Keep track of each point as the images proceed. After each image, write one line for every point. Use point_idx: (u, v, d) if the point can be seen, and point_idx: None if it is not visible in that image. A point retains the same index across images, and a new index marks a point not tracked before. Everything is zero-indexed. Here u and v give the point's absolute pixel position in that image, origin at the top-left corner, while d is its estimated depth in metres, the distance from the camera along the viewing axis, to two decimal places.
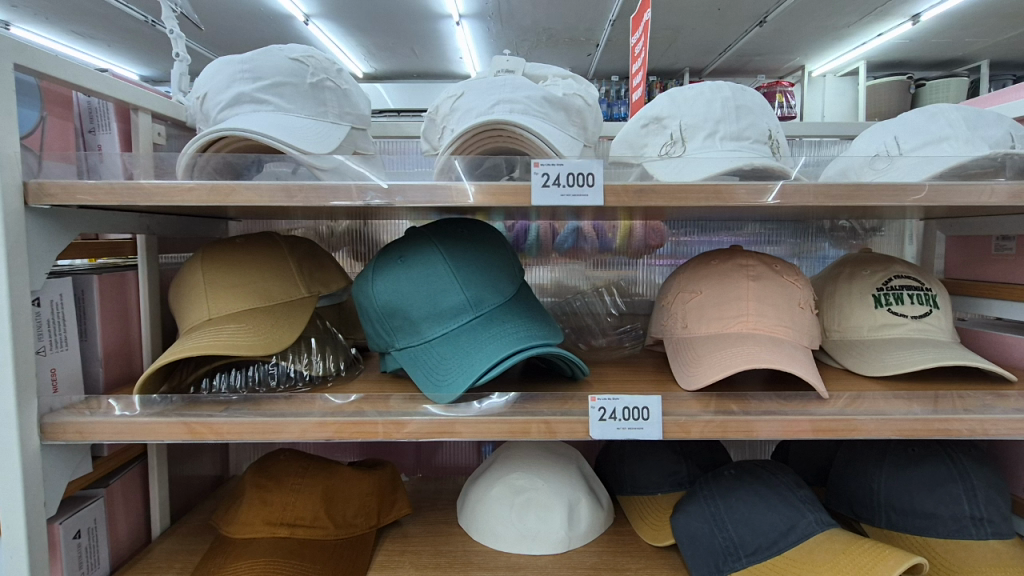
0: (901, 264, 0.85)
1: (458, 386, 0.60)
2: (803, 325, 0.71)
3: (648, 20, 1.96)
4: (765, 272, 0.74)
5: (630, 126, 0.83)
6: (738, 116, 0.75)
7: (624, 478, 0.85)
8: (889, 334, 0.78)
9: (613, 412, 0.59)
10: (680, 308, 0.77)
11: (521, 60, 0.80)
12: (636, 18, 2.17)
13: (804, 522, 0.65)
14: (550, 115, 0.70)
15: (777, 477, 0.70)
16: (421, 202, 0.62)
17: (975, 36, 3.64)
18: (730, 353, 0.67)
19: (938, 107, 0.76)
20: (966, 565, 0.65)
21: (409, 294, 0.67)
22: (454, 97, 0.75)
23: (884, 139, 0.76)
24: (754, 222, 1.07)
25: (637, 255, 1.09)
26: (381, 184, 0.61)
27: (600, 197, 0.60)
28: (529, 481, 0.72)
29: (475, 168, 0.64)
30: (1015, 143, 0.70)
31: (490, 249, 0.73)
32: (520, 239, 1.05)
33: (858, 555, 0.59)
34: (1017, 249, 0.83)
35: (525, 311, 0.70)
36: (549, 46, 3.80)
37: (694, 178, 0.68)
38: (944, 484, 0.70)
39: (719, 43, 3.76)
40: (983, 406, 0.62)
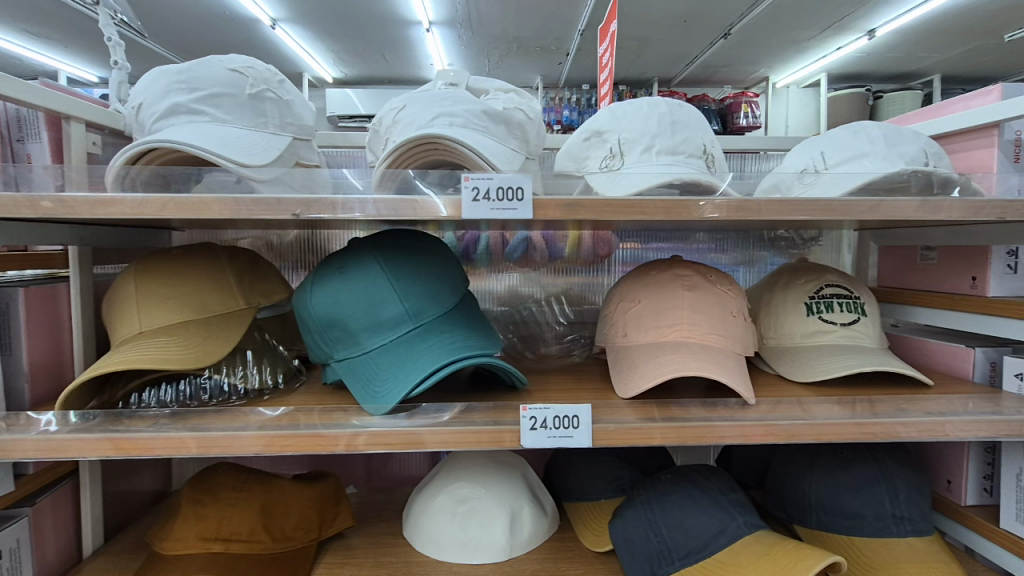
0: (833, 273, 0.88)
1: (394, 396, 0.61)
2: (735, 333, 0.74)
3: (614, 31, 1.97)
4: (700, 282, 0.77)
5: (572, 140, 0.85)
6: (673, 132, 0.78)
7: (570, 486, 0.86)
8: (819, 340, 0.82)
9: (543, 421, 0.60)
10: (621, 317, 0.79)
11: (465, 73, 0.81)
12: (602, 30, 2.20)
13: (733, 525, 0.67)
14: (490, 128, 0.72)
15: (711, 482, 0.73)
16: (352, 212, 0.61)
17: (927, 51, 3.83)
18: (663, 362, 0.69)
19: (862, 123, 0.80)
20: (885, 562, 0.68)
21: (348, 306, 0.67)
22: (396, 109, 0.76)
23: (812, 155, 0.79)
24: (702, 232, 1.10)
25: (587, 262, 1.09)
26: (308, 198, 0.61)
27: (529, 211, 0.61)
28: (472, 491, 0.73)
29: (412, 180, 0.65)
30: (929, 160, 0.73)
31: (431, 261, 0.74)
32: (469, 249, 1.04)
33: (781, 556, 0.61)
34: (939, 259, 0.87)
35: (466, 323, 0.70)
36: (520, 55, 3.83)
37: (626, 192, 0.71)
38: (869, 485, 0.73)
39: (686, 55, 3.85)
40: (897, 410, 0.65)
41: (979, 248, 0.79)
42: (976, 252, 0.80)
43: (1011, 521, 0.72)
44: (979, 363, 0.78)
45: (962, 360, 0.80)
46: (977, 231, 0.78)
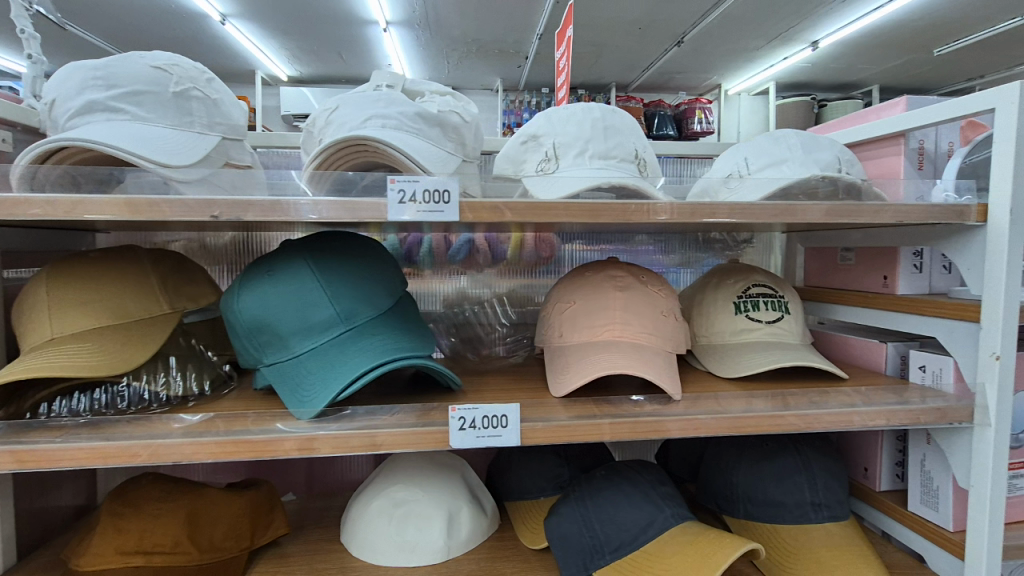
0: (760, 273, 0.93)
1: (324, 399, 0.60)
2: (665, 332, 0.76)
3: (570, 35, 2.00)
4: (632, 283, 0.79)
5: (509, 145, 0.86)
6: (606, 137, 0.80)
7: (510, 486, 0.87)
8: (746, 338, 0.86)
9: (472, 422, 0.60)
10: (557, 317, 0.80)
11: (400, 75, 0.81)
12: (558, 34, 2.23)
13: (662, 517, 0.69)
14: (423, 131, 0.72)
15: (642, 476, 0.75)
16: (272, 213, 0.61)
17: (866, 63, 4.04)
18: (595, 360, 0.71)
19: (783, 131, 0.84)
20: (803, 547, 0.72)
21: (277, 309, 0.66)
22: (329, 109, 0.75)
23: (737, 160, 0.83)
24: (644, 234, 1.13)
25: (530, 265, 1.11)
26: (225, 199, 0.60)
27: (455, 213, 0.62)
28: (409, 493, 0.73)
29: (341, 184, 0.65)
30: (842, 166, 0.77)
31: (365, 263, 0.73)
32: (412, 252, 1.05)
33: (703, 545, 0.64)
34: (856, 260, 0.93)
35: (400, 326, 0.70)
36: (479, 57, 3.84)
37: (557, 196, 0.73)
38: (790, 475, 0.77)
39: (641, 62, 3.95)
40: (811, 403, 0.68)
41: (889, 249, 0.85)
42: (886, 253, 0.86)
43: (918, 503, 0.77)
44: (890, 357, 0.83)
45: (876, 354, 0.85)
46: (887, 233, 0.83)
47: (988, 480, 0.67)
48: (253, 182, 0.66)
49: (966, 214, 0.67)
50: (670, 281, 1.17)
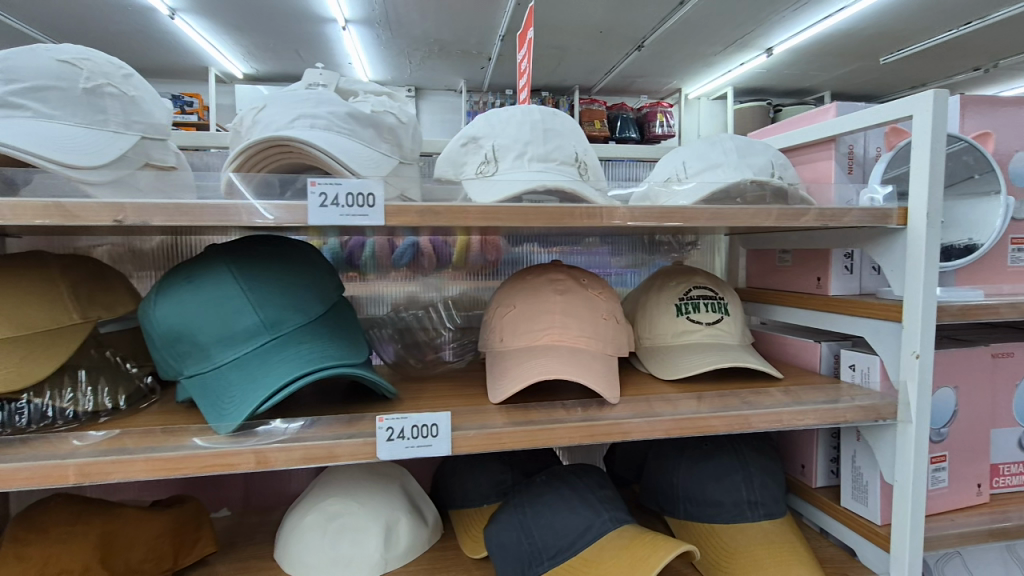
0: (702, 275, 0.94)
1: (246, 412, 0.58)
2: (605, 335, 0.76)
3: (530, 37, 2.02)
4: (572, 286, 0.79)
5: (450, 147, 0.84)
6: (545, 140, 0.79)
7: (454, 494, 0.85)
8: (688, 339, 0.86)
9: (401, 432, 0.59)
10: (498, 322, 0.79)
11: (334, 73, 0.78)
12: (519, 36, 2.24)
13: (600, 521, 0.69)
14: (356, 132, 0.70)
15: (581, 480, 0.74)
16: (184, 217, 0.57)
17: (818, 70, 4.20)
18: (533, 365, 0.70)
19: (721, 135, 0.85)
20: (738, 546, 0.73)
21: (196, 318, 0.63)
22: (256, 109, 0.72)
23: (676, 164, 0.84)
24: (594, 237, 1.13)
25: (476, 269, 1.10)
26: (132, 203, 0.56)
27: (380, 217, 0.60)
28: (344, 505, 0.72)
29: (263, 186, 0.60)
30: (774, 170, 0.79)
31: (294, 269, 0.71)
32: (354, 255, 1.03)
33: (638, 549, 0.64)
34: (793, 262, 0.95)
35: (331, 333, 0.68)
36: (442, 58, 3.81)
37: (493, 199, 0.72)
38: (727, 474, 0.78)
39: (603, 65, 3.99)
40: (744, 404, 0.69)
41: (821, 251, 0.87)
42: (820, 254, 0.88)
43: (849, 499, 0.80)
44: (824, 356, 0.85)
45: (811, 354, 0.87)
46: (819, 235, 0.85)
47: (910, 475, 0.69)
48: (180, 186, 0.64)
49: (887, 217, 0.69)
50: (618, 284, 1.18)
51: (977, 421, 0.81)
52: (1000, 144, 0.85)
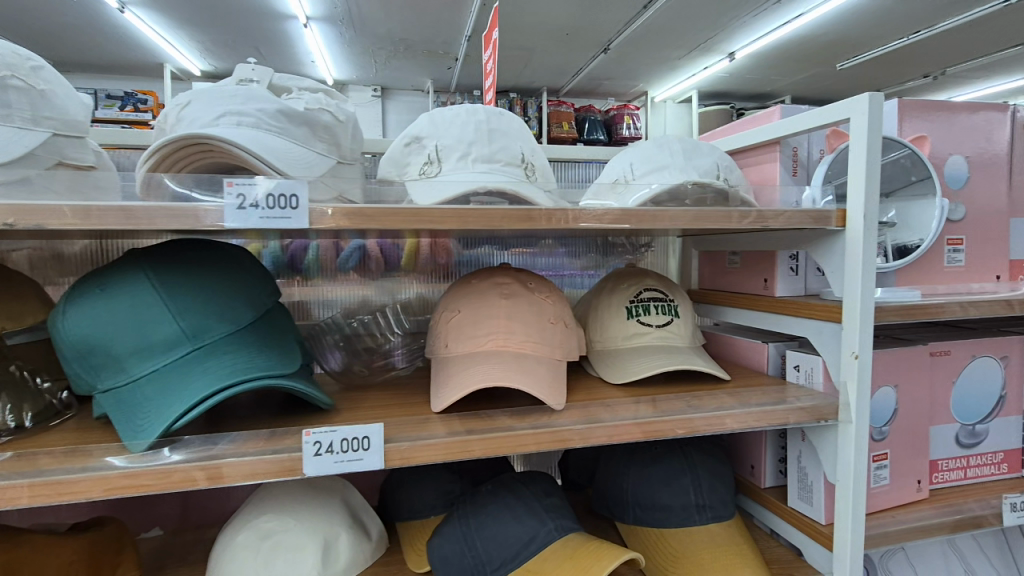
0: (652, 277, 0.94)
1: (161, 427, 0.54)
2: (552, 339, 0.75)
3: (496, 38, 2.02)
4: (517, 290, 0.77)
5: (393, 147, 0.82)
6: (490, 140, 0.77)
7: (400, 505, 0.82)
8: (638, 342, 0.86)
9: (330, 446, 0.56)
10: (442, 327, 0.77)
11: (268, 69, 0.75)
12: (485, 38, 2.22)
13: (544, 531, 0.67)
14: (287, 130, 0.67)
15: (528, 488, 0.73)
16: (86, 220, 0.53)
17: (778, 74, 4.31)
18: (475, 371, 0.68)
19: (668, 137, 0.85)
20: (685, 550, 0.72)
21: (109, 328, 0.59)
22: (179, 105, 0.68)
23: (624, 166, 0.84)
24: (549, 239, 1.12)
25: (427, 272, 1.07)
26: (27, 205, 0.52)
27: (305, 220, 0.56)
28: (278, 523, 0.69)
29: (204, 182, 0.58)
30: (720, 172, 0.79)
31: (221, 275, 0.67)
32: (296, 259, 0.99)
33: (582, 559, 0.62)
34: (742, 263, 0.95)
35: (260, 342, 0.64)
36: (408, 57, 3.76)
37: (434, 200, 0.69)
38: (676, 477, 0.78)
39: (570, 68, 4.01)
40: (689, 407, 0.68)
41: (768, 253, 0.87)
42: (767, 256, 0.89)
43: (795, 498, 0.80)
44: (771, 357, 0.86)
45: (759, 355, 0.88)
46: (765, 237, 0.85)
47: (851, 475, 0.69)
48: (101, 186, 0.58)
49: (826, 219, 0.70)
50: (574, 286, 1.17)
51: (917, 418, 0.83)
52: (936, 148, 0.87)
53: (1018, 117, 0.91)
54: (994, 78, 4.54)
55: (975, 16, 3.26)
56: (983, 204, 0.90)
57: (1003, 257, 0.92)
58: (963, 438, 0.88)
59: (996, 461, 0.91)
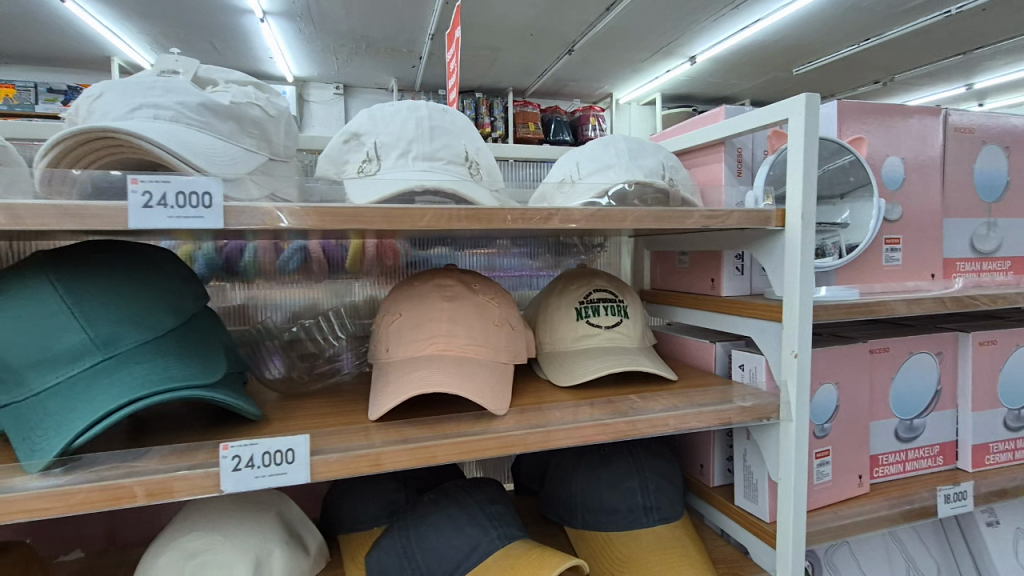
0: (602, 278, 0.93)
1: (61, 444, 0.50)
2: (496, 342, 0.73)
3: (459, 37, 1.99)
4: (461, 292, 0.75)
5: (331, 144, 0.78)
6: (431, 137, 0.75)
7: (342, 517, 0.79)
8: (587, 343, 0.84)
9: (250, 460, 0.53)
10: (384, 331, 0.74)
11: (193, 61, 0.71)
12: (449, 37, 2.20)
13: (486, 540, 0.65)
14: (212, 125, 0.63)
15: (472, 496, 0.71)
16: None
17: (738, 78, 4.41)
18: (414, 377, 0.65)
19: (614, 136, 0.85)
20: (631, 554, 0.71)
21: (7, 337, 0.54)
22: (92, 97, 0.63)
23: (570, 165, 0.83)
24: (503, 240, 1.11)
25: (373, 274, 1.04)
26: None
27: (219, 220, 0.54)
28: (207, 541, 0.64)
29: (106, 186, 0.53)
30: (665, 172, 0.79)
31: (139, 279, 0.62)
32: (233, 259, 0.96)
33: (523, 569, 0.61)
34: (690, 264, 0.96)
35: (180, 350, 0.60)
36: (370, 54, 3.69)
37: (371, 199, 0.67)
38: (623, 480, 0.77)
39: (535, 68, 4.01)
40: (633, 409, 0.68)
41: (714, 253, 0.88)
42: (713, 256, 0.89)
43: (741, 497, 0.81)
44: (719, 357, 0.86)
45: (707, 355, 0.88)
46: (711, 237, 0.86)
47: (792, 472, 0.70)
48: None
49: (766, 219, 0.70)
50: (528, 288, 1.16)
51: (858, 415, 0.84)
52: (874, 150, 0.89)
53: (949, 121, 0.94)
54: (938, 85, 4.76)
55: (921, 25, 3.40)
56: (919, 205, 0.93)
57: (937, 256, 0.95)
58: (901, 432, 0.91)
59: (933, 453, 0.94)
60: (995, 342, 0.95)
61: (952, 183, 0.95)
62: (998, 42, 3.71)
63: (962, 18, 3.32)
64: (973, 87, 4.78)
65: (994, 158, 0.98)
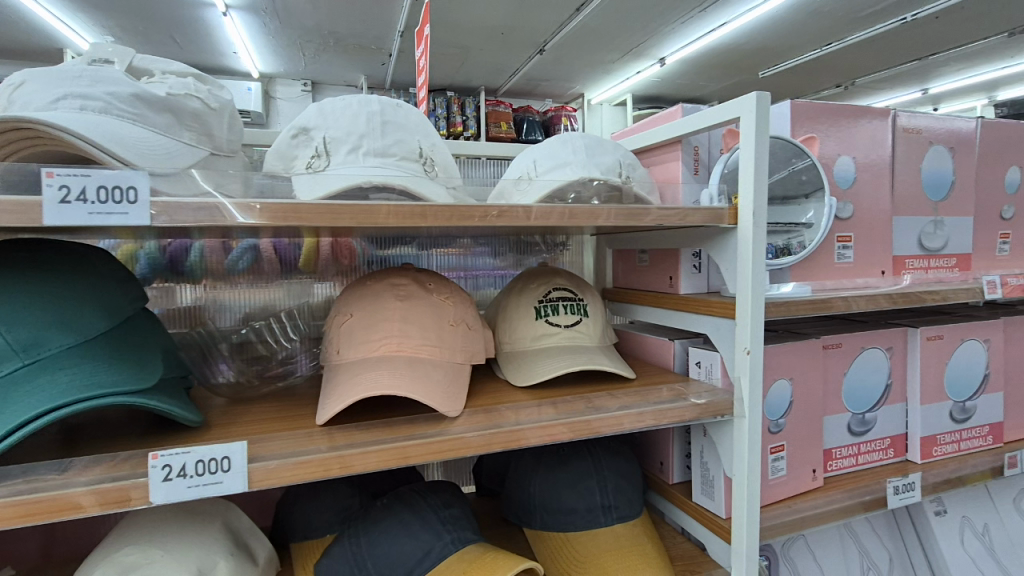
0: (562, 276, 0.92)
1: None
2: (451, 342, 0.71)
3: (428, 35, 1.97)
4: (415, 292, 0.73)
5: (278, 139, 0.75)
6: (383, 132, 0.72)
7: (293, 525, 0.76)
8: (546, 343, 0.83)
9: (182, 469, 0.51)
10: (335, 332, 0.72)
11: (128, 50, 0.67)
12: (419, 35, 2.17)
13: (439, 545, 0.64)
14: (145, 117, 0.60)
15: (426, 500, 0.69)
16: None
17: (707, 80, 4.48)
18: (363, 379, 0.63)
19: (571, 134, 0.84)
20: (588, 555, 0.71)
21: None
22: (13, 86, 0.59)
23: (527, 163, 0.82)
24: (465, 239, 1.09)
25: (329, 273, 1.01)
26: None
27: (145, 215, 0.51)
28: (144, 555, 0.61)
29: (17, 179, 0.49)
30: (622, 170, 0.79)
31: (66, 280, 0.59)
32: (178, 259, 0.92)
33: (475, 573, 0.59)
34: (650, 262, 0.96)
35: (112, 354, 0.57)
36: (339, 51, 3.62)
37: (317, 196, 0.64)
38: (582, 480, 0.77)
39: (507, 68, 4.00)
40: (587, 409, 0.67)
41: (672, 251, 0.89)
42: (671, 254, 0.90)
43: (698, 494, 0.81)
44: (678, 354, 0.86)
45: (665, 352, 0.89)
46: (668, 236, 0.86)
47: (745, 468, 0.70)
48: None
49: (719, 217, 0.70)
50: (491, 287, 1.15)
51: (811, 410, 0.85)
52: (826, 149, 0.91)
53: (898, 122, 0.96)
54: (896, 89, 4.93)
55: (879, 31, 3.52)
56: (870, 204, 0.95)
57: (887, 254, 0.97)
58: (854, 426, 0.93)
59: (884, 446, 0.96)
60: (941, 337, 0.97)
61: (901, 182, 0.97)
62: (950, 48, 3.86)
63: (917, 25, 3.45)
64: (928, 92, 4.97)
65: (940, 158, 1.00)
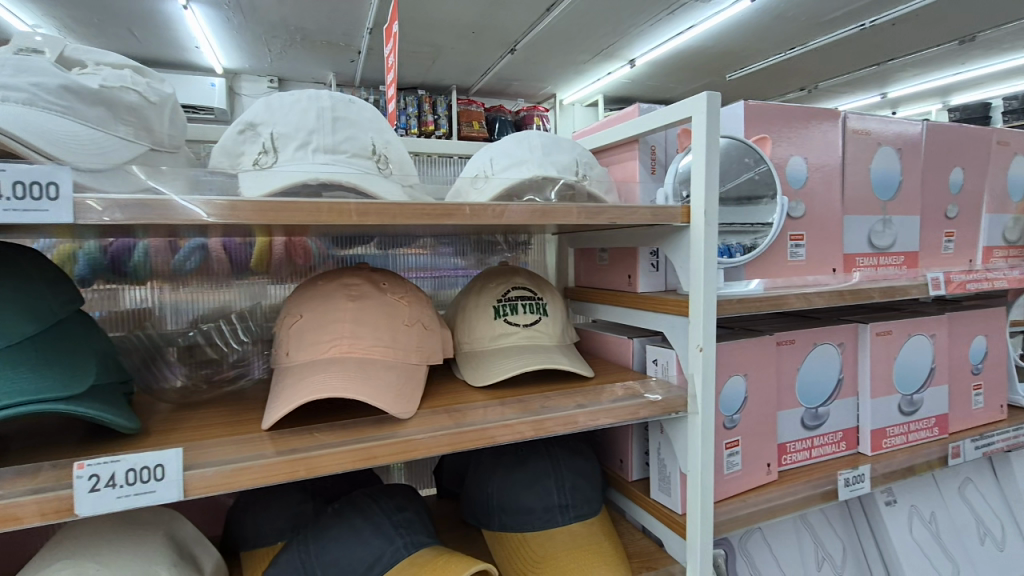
0: (522, 275, 0.92)
1: None
2: (404, 343, 0.70)
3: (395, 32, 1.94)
4: (368, 292, 0.71)
5: (224, 135, 0.73)
6: (334, 129, 0.71)
7: (242, 533, 0.74)
8: (505, 343, 0.83)
9: (111, 479, 0.48)
10: (284, 334, 0.70)
11: (60, 38, 0.63)
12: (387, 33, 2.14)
13: (390, 550, 0.63)
14: (75, 110, 0.56)
15: (379, 504, 0.68)
16: None
17: (676, 82, 4.55)
18: (311, 382, 0.62)
19: (528, 133, 0.83)
20: (545, 555, 0.71)
21: None
22: None
23: (483, 161, 0.81)
24: (427, 238, 1.08)
25: (282, 274, 1.00)
26: None
27: (69, 213, 0.50)
28: (77, 570, 0.58)
29: None
30: (578, 169, 0.79)
31: None
32: (120, 258, 0.88)
33: None
34: (610, 261, 0.96)
35: (37, 362, 0.53)
36: (307, 47, 3.55)
37: (261, 193, 0.62)
38: (540, 479, 0.76)
39: (479, 67, 3.98)
40: (541, 408, 0.67)
41: (630, 250, 0.90)
42: (629, 253, 0.90)
43: (656, 490, 0.82)
44: (636, 352, 0.87)
45: (624, 350, 0.89)
46: (626, 235, 0.87)
47: (699, 464, 0.71)
48: None
49: (672, 215, 0.71)
50: (454, 287, 1.13)
51: (766, 405, 0.87)
52: (780, 150, 0.93)
53: (848, 124, 0.99)
54: (856, 93, 5.10)
55: (840, 36, 3.63)
56: (822, 204, 0.97)
57: (839, 252, 1.00)
58: (807, 420, 0.95)
59: (836, 439, 0.98)
60: (890, 333, 1.01)
61: (851, 183, 1.00)
62: (906, 55, 4.01)
63: (875, 31, 3.57)
64: (886, 96, 5.15)
65: (889, 159, 1.04)
